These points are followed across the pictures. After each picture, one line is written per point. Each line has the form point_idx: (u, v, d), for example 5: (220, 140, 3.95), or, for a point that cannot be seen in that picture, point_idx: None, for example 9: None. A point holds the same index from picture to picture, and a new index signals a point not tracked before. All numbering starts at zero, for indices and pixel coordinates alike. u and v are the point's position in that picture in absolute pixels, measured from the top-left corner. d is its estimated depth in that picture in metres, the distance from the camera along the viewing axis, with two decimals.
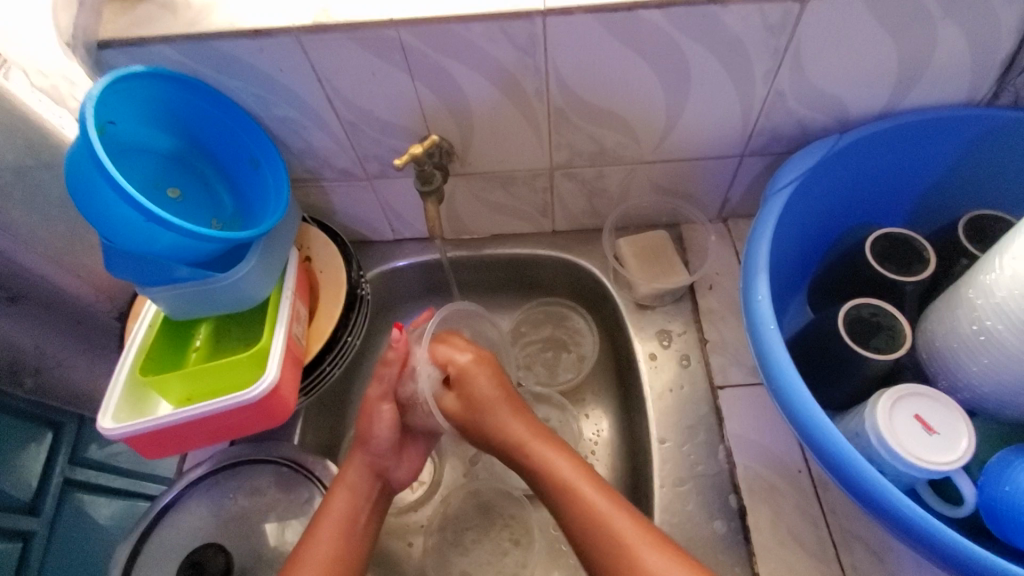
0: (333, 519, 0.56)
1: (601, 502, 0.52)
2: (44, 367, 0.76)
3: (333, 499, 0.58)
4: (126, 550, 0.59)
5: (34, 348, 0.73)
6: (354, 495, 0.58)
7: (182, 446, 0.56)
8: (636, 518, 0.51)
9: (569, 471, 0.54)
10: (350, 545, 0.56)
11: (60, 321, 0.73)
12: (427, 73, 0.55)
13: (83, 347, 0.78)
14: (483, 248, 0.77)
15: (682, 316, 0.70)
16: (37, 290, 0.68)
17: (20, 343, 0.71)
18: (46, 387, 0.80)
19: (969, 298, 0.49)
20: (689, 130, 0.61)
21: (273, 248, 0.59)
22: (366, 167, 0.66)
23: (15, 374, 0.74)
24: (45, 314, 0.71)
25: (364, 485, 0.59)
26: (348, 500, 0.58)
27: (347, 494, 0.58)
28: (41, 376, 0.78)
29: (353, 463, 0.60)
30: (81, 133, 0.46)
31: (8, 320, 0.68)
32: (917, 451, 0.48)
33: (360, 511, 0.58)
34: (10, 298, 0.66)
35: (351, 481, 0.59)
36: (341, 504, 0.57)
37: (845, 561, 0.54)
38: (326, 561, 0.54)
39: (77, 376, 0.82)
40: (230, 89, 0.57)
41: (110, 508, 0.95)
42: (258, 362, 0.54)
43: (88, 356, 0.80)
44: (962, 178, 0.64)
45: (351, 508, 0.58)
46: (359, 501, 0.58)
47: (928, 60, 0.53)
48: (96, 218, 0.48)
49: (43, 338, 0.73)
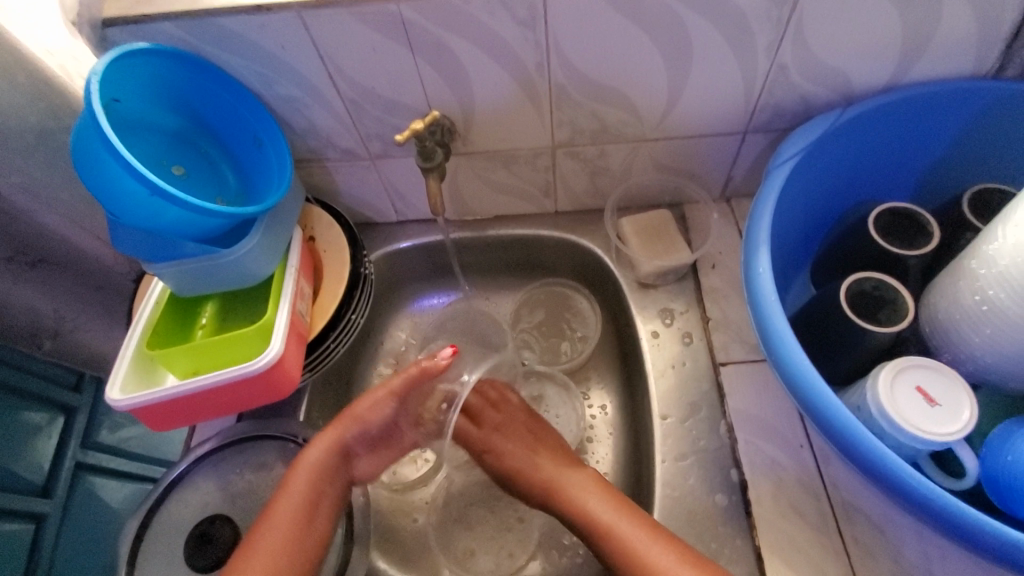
0: (293, 498, 0.55)
1: (601, 510, 0.57)
2: (63, 331, 0.77)
3: (296, 477, 0.56)
4: (135, 525, 0.60)
5: (52, 312, 0.74)
6: (317, 476, 0.57)
7: (189, 419, 0.57)
8: (637, 518, 0.55)
9: (563, 479, 0.62)
10: (308, 526, 0.55)
11: (78, 285, 0.74)
12: (429, 49, 0.55)
13: (100, 313, 0.80)
14: (486, 229, 0.78)
15: (684, 295, 0.70)
16: (58, 252, 0.69)
17: (37, 313, 0.72)
18: (64, 350, 0.80)
19: (972, 268, 0.48)
20: (692, 106, 0.61)
21: (277, 224, 0.59)
22: (369, 147, 0.67)
23: (34, 338, 0.75)
24: (66, 279, 0.72)
25: (327, 467, 0.58)
26: (311, 480, 0.57)
27: (310, 474, 0.57)
28: (60, 340, 0.78)
29: (318, 445, 0.59)
30: (86, 109, 0.47)
31: (30, 285, 0.69)
32: (918, 423, 0.48)
33: (321, 494, 0.57)
34: (31, 263, 0.67)
35: (315, 461, 0.57)
36: (303, 483, 0.56)
37: (846, 534, 0.54)
38: (277, 547, 0.53)
39: (96, 342, 0.83)
40: (233, 67, 0.57)
41: (121, 492, 0.97)
42: (263, 336, 0.55)
43: (104, 322, 0.82)
44: (966, 153, 0.64)
45: (314, 489, 0.56)
46: (322, 484, 0.57)
47: (933, 31, 0.53)
48: (103, 193, 0.49)
49: (65, 303, 0.74)
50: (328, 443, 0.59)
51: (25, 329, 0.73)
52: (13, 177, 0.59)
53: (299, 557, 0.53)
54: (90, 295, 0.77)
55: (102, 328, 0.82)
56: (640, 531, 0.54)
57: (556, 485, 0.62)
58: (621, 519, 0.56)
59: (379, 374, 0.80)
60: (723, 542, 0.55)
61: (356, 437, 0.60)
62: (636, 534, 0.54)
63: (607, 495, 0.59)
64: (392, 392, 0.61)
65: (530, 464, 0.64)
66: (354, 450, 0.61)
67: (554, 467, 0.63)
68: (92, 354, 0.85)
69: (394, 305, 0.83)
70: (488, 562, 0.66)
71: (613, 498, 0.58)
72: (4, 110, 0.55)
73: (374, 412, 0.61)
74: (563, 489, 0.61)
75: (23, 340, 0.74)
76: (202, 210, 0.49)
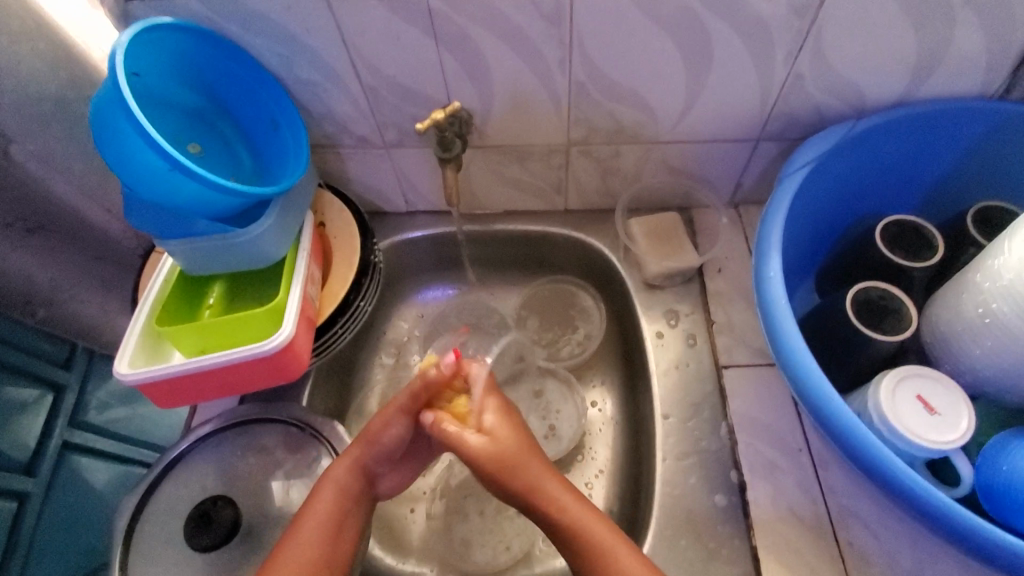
0: (318, 519, 0.53)
1: (579, 513, 0.52)
2: (58, 299, 0.76)
3: (320, 496, 0.55)
4: (133, 503, 0.59)
5: (49, 282, 0.73)
6: (342, 497, 0.55)
7: (193, 398, 0.56)
8: (606, 522, 0.52)
9: (546, 485, 0.53)
10: (331, 553, 0.53)
11: (79, 254, 0.75)
12: (452, 41, 0.55)
13: (99, 285, 0.80)
14: (495, 223, 0.78)
15: (690, 297, 0.71)
16: (60, 220, 0.70)
17: (37, 281, 0.71)
18: (57, 320, 0.79)
19: (976, 282, 0.50)
20: (708, 110, 0.61)
21: (290, 207, 0.59)
22: (385, 135, 0.67)
23: (29, 305, 0.73)
24: (65, 247, 0.72)
25: (353, 487, 0.56)
26: (336, 501, 0.55)
27: (335, 494, 0.55)
28: (54, 309, 0.77)
29: (343, 463, 0.57)
30: (109, 79, 0.46)
31: (29, 253, 0.68)
32: (918, 430, 0.49)
33: (346, 515, 0.55)
34: (29, 231, 0.67)
35: (340, 481, 0.56)
36: (327, 502, 0.55)
37: (842, 537, 0.55)
38: (307, 567, 0.51)
39: (90, 315, 0.82)
40: (254, 47, 0.57)
41: (108, 474, 0.93)
42: (275, 317, 0.55)
43: (100, 293, 0.82)
44: (971, 171, 0.65)
45: (339, 509, 0.55)
46: (347, 504, 0.56)
47: (947, 51, 0.54)
48: (120, 166, 0.48)
49: (61, 271, 0.73)
50: (353, 462, 0.57)
51: (19, 296, 0.70)
52: (30, 145, 0.61)
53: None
54: (87, 265, 0.77)
55: (99, 297, 0.81)
56: (605, 528, 0.51)
57: (547, 498, 0.53)
58: (598, 522, 0.52)
59: (382, 364, 0.80)
60: (721, 542, 0.56)
61: (381, 458, 0.58)
62: (603, 534, 0.51)
63: (582, 499, 0.54)
64: (401, 404, 0.58)
65: (522, 464, 0.54)
66: (377, 469, 0.59)
67: (541, 471, 0.54)
68: (86, 327, 0.84)
69: (399, 295, 0.83)
70: (485, 555, 0.66)
71: (590, 506, 0.53)
72: (25, 77, 0.57)
73: (388, 426, 0.57)
74: (541, 495, 0.53)
75: (18, 308, 0.72)
76: (220, 187, 0.48)
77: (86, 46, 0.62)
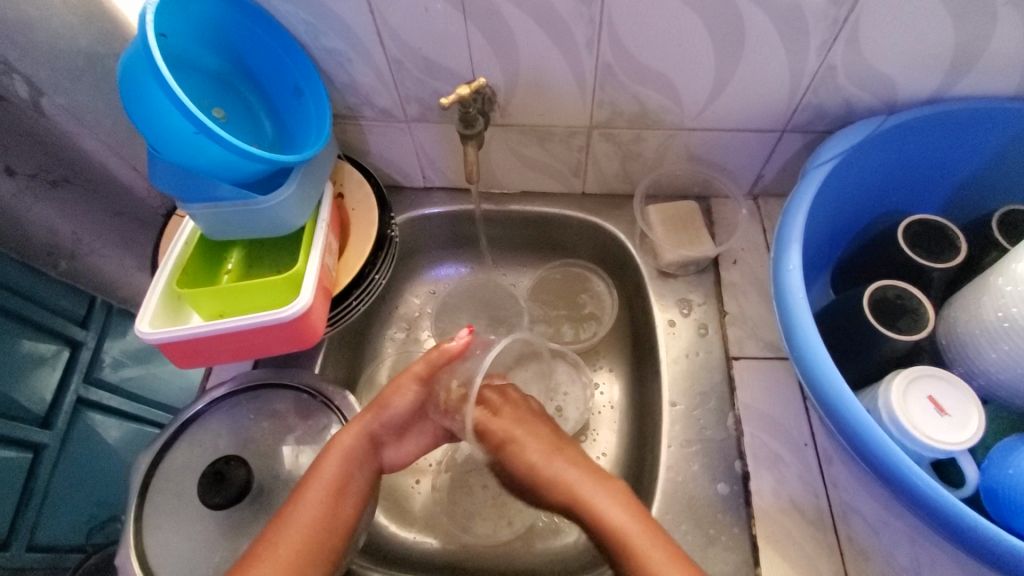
0: (322, 480, 0.55)
1: (619, 519, 0.53)
2: (80, 252, 0.79)
3: (326, 460, 0.57)
4: (147, 461, 0.60)
5: (71, 235, 0.76)
6: (348, 459, 0.57)
7: (209, 360, 0.57)
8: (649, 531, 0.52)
9: (584, 487, 0.57)
10: (330, 515, 0.55)
11: (100, 210, 0.77)
12: (481, 15, 0.54)
13: (117, 241, 0.83)
14: (512, 204, 0.78)
15: (704, 287, 0.71)
16: (86, 173, 0.72)
17: (60, 230, 0.74)
18: (78, 272, 0.82)
19: (998, 285, 0.49)
20: (735, 98, 0.61)
21: (311, 177, 0.59)
22: (407, 109, 0.66)
23: (51, 256, 0.77)
24: (89, 203, 0.75)
25: (358, 452, 0.58)
26: (341, 464, 0.57)
27: (340, 457, 0.57)
28: (76, 261, 0.81)
29: (352, 429, 0.59)
30: (139, 39, 0.46)
31: (53, 205, 0.71)
32: (927, 430, 0.49)
33: (350, 476, 0.57)
34: (53, 182, 0.70)
35: (346, 445, 0.58)
36: (331, 464, 0.56)
37: (841, 532, 0.56)
38: (307, 523, 0.53)
39: (107, 267, 0.85)
40: (281, 13, 0.56)
41: (120, 431, 0.95)
42: (293, 285, 0.55)
43: (120, 248, 0.84)
44: (999, 173, 0.64)
45: (343, 470, 0.57)
46: (352, 467, 0.58)
47: (985, 49, 0.53)
48: (148, 127, 0.49)
49: (83, 225, 0.76)
50: (359, 430, 0.59)
51: (42, 247, 0.75)
52: (58, 100, 0.62)
53: (325, 541, 0.54)
54: (108, 221, 0.79)
55: (119, 251, 0.84)
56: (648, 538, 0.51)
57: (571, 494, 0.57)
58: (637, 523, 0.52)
59: (392, 338, 0.81)
60: (721, 528, 0.57)
61: (384, 425, 0.61)
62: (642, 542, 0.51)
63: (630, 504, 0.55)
64: (414, 375, 0.62)
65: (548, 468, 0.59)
66: (383, 437, 0.61)
67: (577, 474, 0.58)
68: (99, 280, 0.87)
69: (412, 270, 0.84)
70: (487, 528, 0.67)
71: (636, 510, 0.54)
72: (60, 31, 0.57)
73: (397, 394, 0.62)
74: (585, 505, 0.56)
75: (40, 258, 0.76)
76: (243, 153, 0.49)
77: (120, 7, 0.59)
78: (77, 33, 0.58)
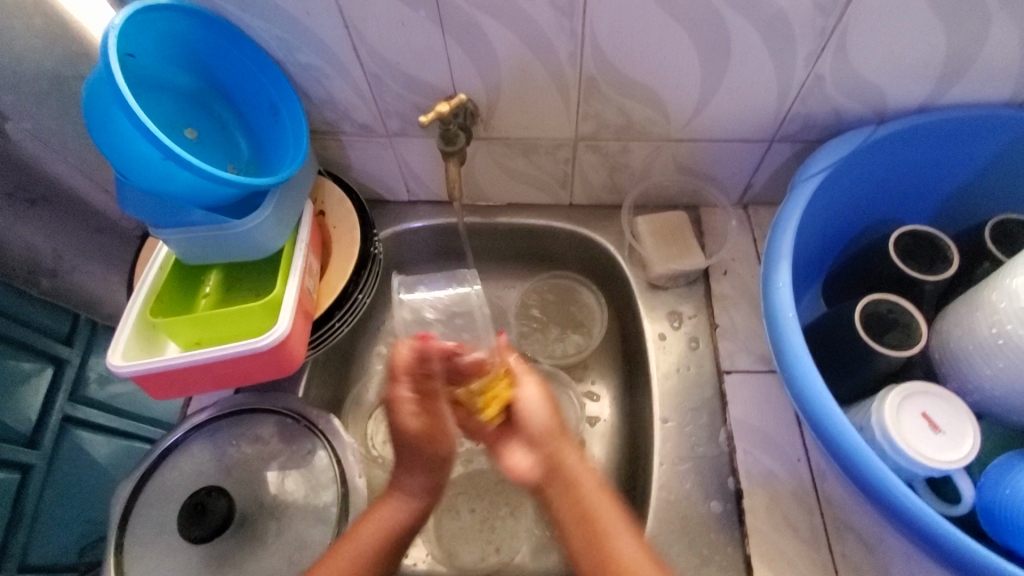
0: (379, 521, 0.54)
1: (587, 478, 0.56)
2: (61, 270, 0.76)
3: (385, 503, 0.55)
4: (127, 490, 0.59)
5: (51, 252, 0.73)
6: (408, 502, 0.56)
7: (187, 389, 0.56)
8: (604, 487, 0.55)
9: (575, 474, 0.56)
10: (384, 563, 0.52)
11: (79, 228, 0.74)
12: (459, 29, 0.53)
13: (100, 258, 0.81)
14: (498, 216, 0.76)
15: (694, 299, 0.70)
16: (60, 192, 0.69)
17: (40, 248, 0.71)
18: (61, 290, 0.79)
19: (991, 300, 0.49)
20: (721, 109, 0.59)
21: (287, 198, 0.57)
22: (387, 124, 0.65)
23: (33, 275, 0.73)
24: (66, 220, 0.72)
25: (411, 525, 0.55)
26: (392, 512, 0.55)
27: (393, 522, 0.54)
28: (57, 280, 0.77)
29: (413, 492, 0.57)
30: (101, 63, 0.45)
31: (33, 225, 0.68)
32: (921, 449, 0.48)
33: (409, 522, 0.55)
34: (31, 201, 0.67)
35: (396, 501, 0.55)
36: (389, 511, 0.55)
37: (836, 550, 0.55)
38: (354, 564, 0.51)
39: (94, 286, 0.82)
40: (252, 29, 0.54)
41: (109, 447, 0.93)
42: (271, 311, 0.54)
43: (100, 263, 0.81)
44: (991, 181, 0.63)
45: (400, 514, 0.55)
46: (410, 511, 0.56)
47: (976, 55, 0.51)
48: (113, 153, 0.47)
49: (63, 244, 0.73)
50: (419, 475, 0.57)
51: (22, 268, 0.71)
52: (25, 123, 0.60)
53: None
54: (89, 238, 0.77)
55: (100, 269, 0.81)
56: (602, 493, 0.54)
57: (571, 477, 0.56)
58: (582, 465, 0.57)
59: (379, 354, 0.80)
60: (715, 549, 0.56)
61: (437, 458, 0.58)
62: (599, 504, 0.54)
63: (591, 468, 0.57)
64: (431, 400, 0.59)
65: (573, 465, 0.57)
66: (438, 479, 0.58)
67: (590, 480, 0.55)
68: (85, 298, 0.83)
69: (399, 284, 0.82)
70: (473, 554, 0.66)
71: (597, 476, 0.57)
72: (21, 54, 0.56)
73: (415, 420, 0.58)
74: (546, 443, 0.58)
75: (20, 278, 0.72)
76: (214, 179, 0.47)
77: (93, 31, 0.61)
78: (41, 56, 0.57)
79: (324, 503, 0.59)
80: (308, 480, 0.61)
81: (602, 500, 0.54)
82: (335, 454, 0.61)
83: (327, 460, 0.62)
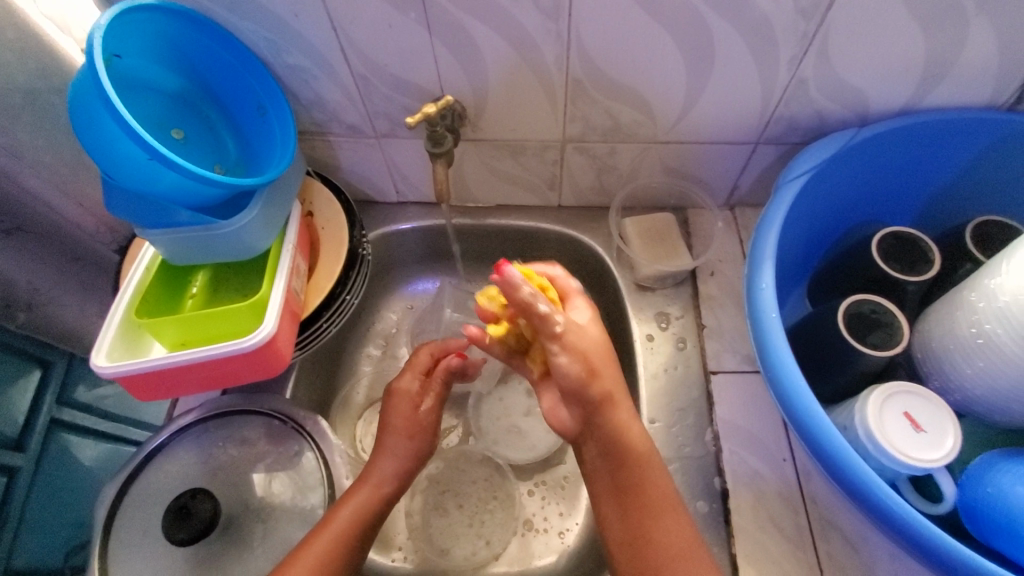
0: (344, 516, 0.54)
1: (638, 437, 0.53)
2: (36, 302, 0.74)
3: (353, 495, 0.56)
4: (112, 493, 0.59)
5: (26, 285, 0.71)
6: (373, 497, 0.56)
7: (173, 391, 0.55)
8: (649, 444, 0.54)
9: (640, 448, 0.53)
10: (352, 552, 0.53)
11: (56, 255, 0.72)
12: (446, 31, 0.53)
13: (77, 290, 0.79)
14: (487, 217, 0.77)
15: (681, 299, 0.70)
16: (33, 220, 0.67)
17: (16, 279, 0.69)
18: (37, 323, 0.77)
19: (971, 300, 0.49)
20: (707, 112, 0.60)
21: (275, 198, 0.57)
22: (375, 125, 0.65)
23: (8, 309, 0.71)
24: (44, 249, 0.70)
25: (393, 486, 0.59)
26: (361, 508, 0.55)
27: (377, 491, 0.57)
28: (34, 312, 0.75)
29: (385, 464, 0.60)
30: (87, 65, 0.45)
31: (7, 255, 0.67)
32: (903, 448, 0.49)
33: (374, 516, 0.56)
34: (10, 230, 0.66)
35: (367, 491, 0.56)
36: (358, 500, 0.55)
37: (821, 548, 0.55)
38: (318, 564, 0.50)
39: (67, 316, 0.80)
40: (240, 30, 0.55)
41: (95, 450, 0.93)
42: (257, 312, 0.54)
43: (78, 297, 0.80)
44: (971, 183, 0.64)
45: (363, 511, 0.55)
46: (375, 508, 0.56)
47: (955, 59, 0.52)
48: (100, 156, 0.47)
49: (37, 272, 0.72)
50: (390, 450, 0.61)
51: None
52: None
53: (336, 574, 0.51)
54: (66, 266, 0.75)
55: (76, 301, 0.80)
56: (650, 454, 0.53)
57: (638, 458, 0.53)
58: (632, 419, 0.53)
59: (369, 355, 0.80)
60: None
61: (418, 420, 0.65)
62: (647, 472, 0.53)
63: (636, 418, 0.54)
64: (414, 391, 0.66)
65: (627, 423, 0.53)
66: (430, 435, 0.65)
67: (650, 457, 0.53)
68: (65, 330, 0.82)
69: (388, 285, 0.82)
70: (463, 553, 0.66)
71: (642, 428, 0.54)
72: None
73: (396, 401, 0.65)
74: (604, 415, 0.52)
75: None
76: (201, 178, 0.47)
77: (56, 40, 0.60)
78: (14, 69, 0.57)
79: (311, 505, 0.59)
80: (295, 481, 0.60)
81: (648, 466, 0.53)
82: (323, 456, 0.61)
83: (314, 462, 0.61)
